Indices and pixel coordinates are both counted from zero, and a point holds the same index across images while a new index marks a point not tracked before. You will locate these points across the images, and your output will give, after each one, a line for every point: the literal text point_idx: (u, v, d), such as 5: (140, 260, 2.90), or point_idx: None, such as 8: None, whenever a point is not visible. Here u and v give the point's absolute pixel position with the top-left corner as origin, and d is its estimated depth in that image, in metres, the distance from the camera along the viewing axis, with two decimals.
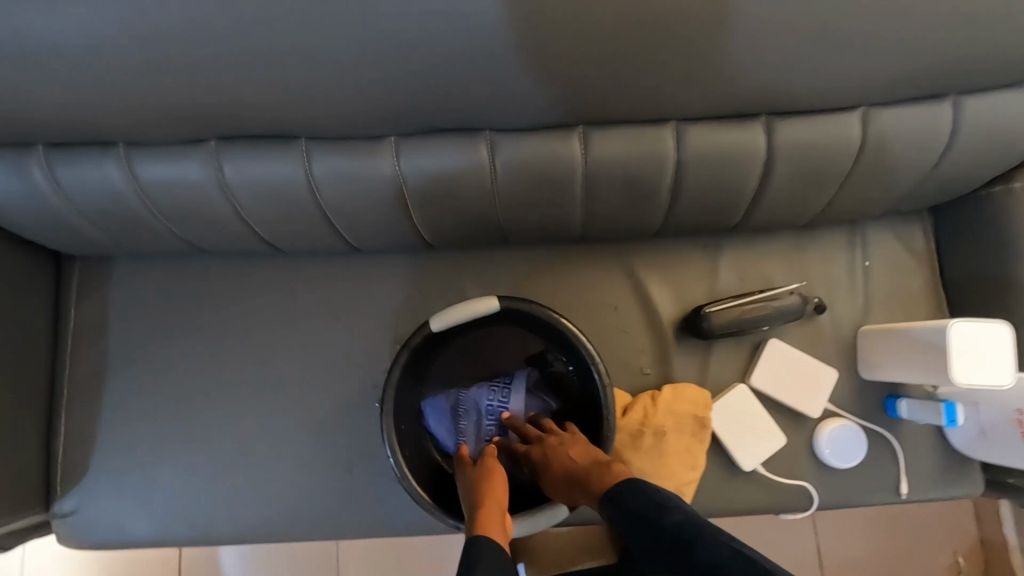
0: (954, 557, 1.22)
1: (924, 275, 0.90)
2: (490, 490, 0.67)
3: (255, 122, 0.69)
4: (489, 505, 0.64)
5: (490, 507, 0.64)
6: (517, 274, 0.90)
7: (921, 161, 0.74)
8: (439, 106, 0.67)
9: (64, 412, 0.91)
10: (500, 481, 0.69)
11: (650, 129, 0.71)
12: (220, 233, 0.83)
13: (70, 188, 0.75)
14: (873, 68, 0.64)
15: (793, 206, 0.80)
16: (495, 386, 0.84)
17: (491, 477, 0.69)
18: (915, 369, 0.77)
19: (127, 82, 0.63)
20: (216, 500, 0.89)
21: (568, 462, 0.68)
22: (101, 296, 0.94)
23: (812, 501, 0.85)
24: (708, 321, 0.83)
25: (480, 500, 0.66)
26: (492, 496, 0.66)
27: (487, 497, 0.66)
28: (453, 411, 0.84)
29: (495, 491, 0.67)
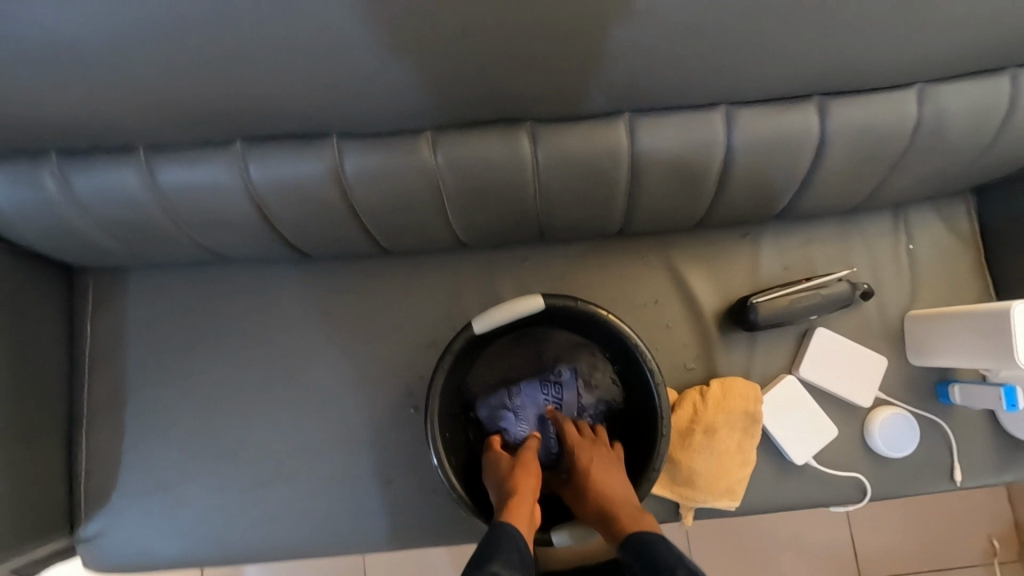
0: (989, 540, 1.23)
1: (969, 256, 0.88)
2: (525, 481, 0.67)
3: (285, 120, 0.65)
4: (522, 497, 0.65)
5: (525, 500, 0.65)
6: (554, 270, 0.87)
7: (978, 137, 0.71)
8: (481, 96, 0.63)
9: (85, 432, 0.87)
10: (533, 473, 0.69)
11: (699, 114, 0.68)
12: (244, 238, 0.79)
13: (85, 196, 0.71)
14: (937, 41, 0.61)
15: (842, 189, 0.77)
16: (548, 381, 0.82)
17: (528, 469, 0.69)
18: (973, 354, 0.75)
19: (150, 84, 0.59)
20: (247, 518, 0.85)
21: (609, 488, 0.67)
22: (118, 310, 0.90)
23: (866, 492, 0.82)
24: (756, 313, 0.80)
25: (514, 489, 0.66)
26: (528, 488, 0.66)
27: (522, 487, 0.66)
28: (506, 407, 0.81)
29: (530, 483, 0.67)
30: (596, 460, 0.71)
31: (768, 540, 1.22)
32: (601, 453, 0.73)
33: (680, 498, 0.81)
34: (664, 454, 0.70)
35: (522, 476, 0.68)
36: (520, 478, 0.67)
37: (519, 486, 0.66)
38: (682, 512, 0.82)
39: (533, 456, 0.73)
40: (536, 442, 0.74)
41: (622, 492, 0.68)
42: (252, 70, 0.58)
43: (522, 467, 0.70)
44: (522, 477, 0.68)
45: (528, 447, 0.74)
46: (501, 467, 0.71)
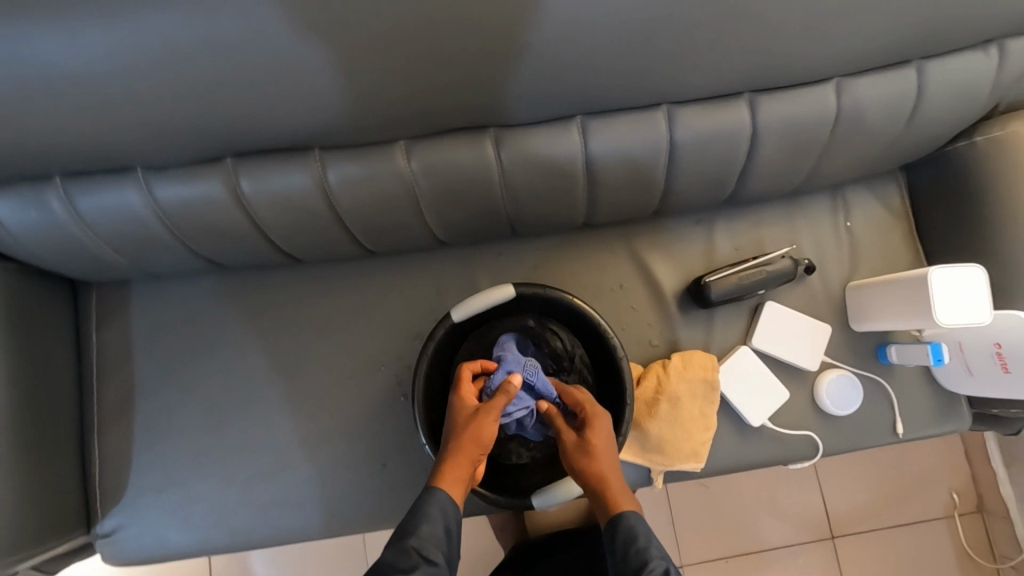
0: (950, 493, 1.33)
1: (902, 230, 0.97)
2: (468, 449, 0.66)
3: (272, 136, 0.72)
4: (460, 465, 0.65)
5: (462, 467, 0.65)
6: (526, 262, 0.95)
7: (894, 123, 0.80)
8: (447, 107, 0.71)
9: (97, 436, 0.94)
10: (480, 443, 0.67)
11: (643, 114, 0.75)
12: (238, 247, 0.86)
13: (89, 214, 0.78)
14: (845, 41, 0.69)
15: (779, 175, 0.86)
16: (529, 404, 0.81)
17: (478, 434, 0.68)
18: (901, 317, 0.83)
19: (150, 110, 0.66)
20: (255, 506, 0.92)
21: (594, 466, 0.68)
22: (122, 320, 0.96)
23: (818, 448, 0.91)
24: (710, 290, 0.89)
25: (455, 454, 0.66)
26: (469, 457, 0.66)
27: (464, 456, 0.66)
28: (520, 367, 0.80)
29: (472, 454, 0.66)
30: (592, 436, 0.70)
31: (744, 504, 1.31)
32: (602, 428, 0.72)
33: (651, 463, 0.88)
34: (628, 421, 0.78)
35: (465, 443, 0.67)
36: (465, 446, 0.67)
37: (460, 454, 0.66)
38: (653, 476, 0.90)
39: (488, 423, 0.68)
40: (506, 403, 0.70)
41: (609, 470, 0.68)
42: (241, 93, 0.65)
43: (471, 433, 0.68)
44: (467, 445, 0.67)
45: (491, 407, 0.70)
46: (452, 424, 0.70)
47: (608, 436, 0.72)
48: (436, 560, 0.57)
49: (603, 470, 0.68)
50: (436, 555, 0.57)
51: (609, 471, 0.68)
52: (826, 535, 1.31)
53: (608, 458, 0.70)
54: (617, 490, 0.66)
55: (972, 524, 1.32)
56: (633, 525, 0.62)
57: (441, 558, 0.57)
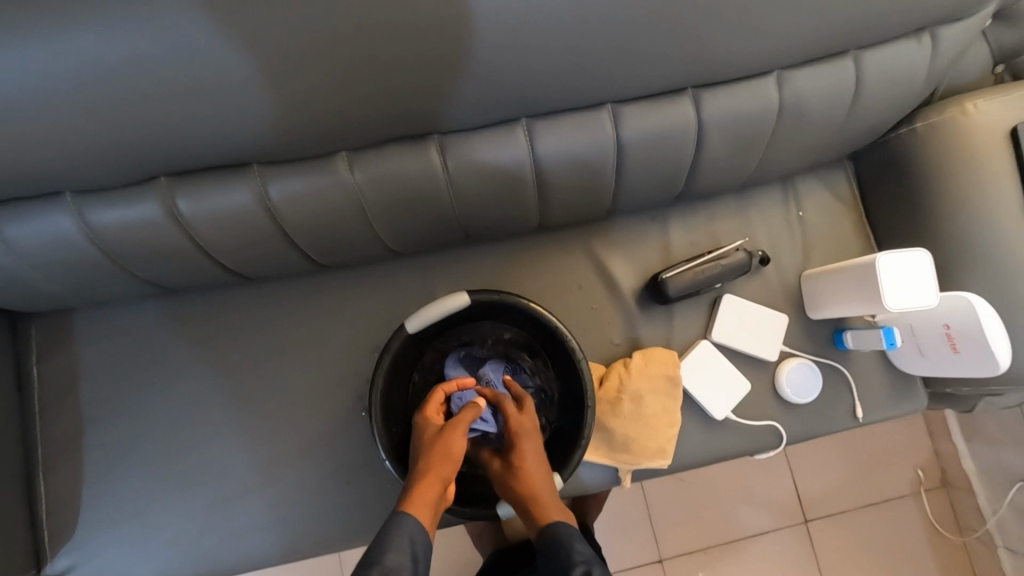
0: (916, 471, 1.36)
1: (852, 217, 0.99)
2: (437, 466, 0.65)
3: (207, 154, 0.70)
4: (429, 485, 0.63)
5: (430, 488, 0.63)
6: (483, 268, 0.94)
7: (836, 112, 0.81)
8: (389, 116, 0.70)
9: (44, 473, 0.89)
10: (451, 459, 0.66)
11: (589, 114, 0.75)
12: (183, 268, 0.83)
13: (18, 243, 0.74)
14: (780, 35, 0.70)
15: (729, 169, 0.86)
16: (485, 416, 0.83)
17: (446, 450, 0.66)
18: (855, 304, 0.85)
19: (73, 133, 0.63)
20: (216, 534, 0.89)
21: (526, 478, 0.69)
22: (67, 351, 0.92)
23: (782, 437, 0.92)
24: (666, 287, 0.89)
25: (424, 473, 0.65)
26: (438, 475, 0.64)
27: (432, 474, 0.64)
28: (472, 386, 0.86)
29: (442, 472, 0.65)
30: (525, 458, 0.71)
31: (718, 494, 1.32)
32: (532, 451, 0.72)
33: (617, 462, 0.88)
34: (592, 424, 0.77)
35: (436, 460, 0.66)
36: (434, 465, 0.65)
37: (429, 473, 0.64)
38: (621, 475, 0.89)
39: (455, 440, 0.68)
40: (473, 416, 0.70)
41: (545, 487, 0.69)
42: (170, 110, 0.63)
43: (441, 448, 0.67)
44: (436, 462, 0.66)
45: (460, 421, 0.69)
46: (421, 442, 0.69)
47: (541, 455, 0.72)
48: None
49: (540, 485, 0.68)
50: None
51: (541, 483, 0.69)
52: (799, 519, 1.33)
53: (545, 476, 0.70)
54: (550, 503, 0.67)
55: (938, 499, 1.36)
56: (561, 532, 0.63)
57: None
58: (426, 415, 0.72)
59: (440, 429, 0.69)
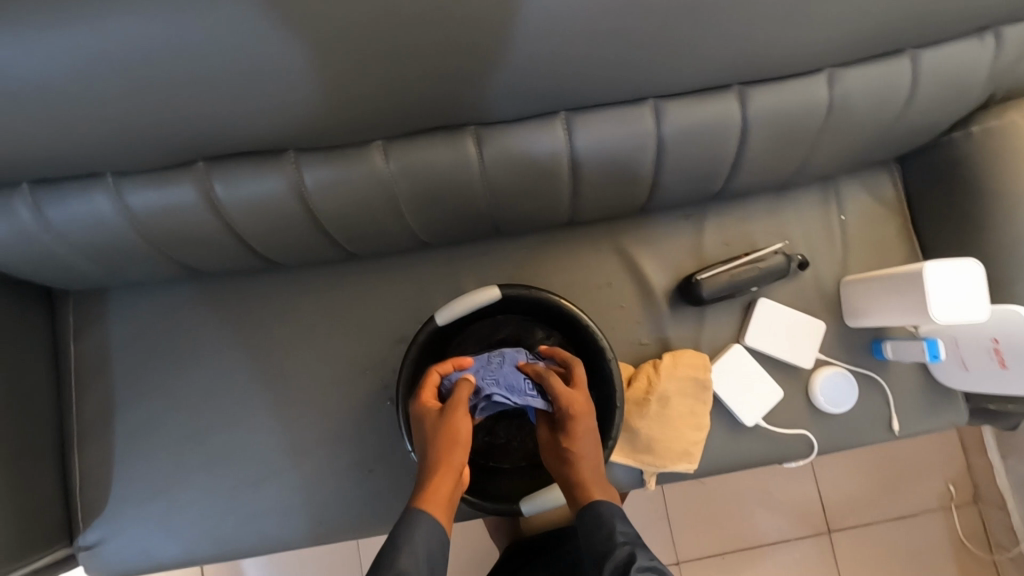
0: (946, 485, 1.32)
1: (897, 222, 0.95)
2: (449, 455, 0.64)
3: (245, 139, 0.70)
4: (442, 476, 0.63)
5: (442, 479, 0.63)
6: (513, 261, 0.93)
7: (887, 113, 0.78)
8: (428, 106, 0.69)
9: (77, 447, 0.91)
10: (462, 443, 0.66)
11: (629, 109, 0.73)
12: (216, 253, 0.83)
13: (59, 223, 0.75)
14: (836, 31, 0.67)
15: (770, 169, 0.84)
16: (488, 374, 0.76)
17: (455, 436, 0.66)
18: (897, 314, 0.82)
19: (115, 115, 0.64)
20: (241, 515, 0.90)
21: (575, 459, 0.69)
22: (101, 329, 0.94)
23: (813, 446, 0.90)
24: (700, 288, 0.87)
25: (437, 463, 0.64)
26: (449, 465, 0.64)
27: (446, 465, 0.64)
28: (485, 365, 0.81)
29: (457, 457, 0.65)
30: (574, 438, 0.70)
31: (740, 500, 1.30)
32: (582, 431, 0.71)
33: (642, 464, 0.87)
34: (617, 422, 0.77)
35: (450, 447, 0.65)
36: (448, 452, 0.64)
37: (440, 463, 0.64)
38: (645, 477, 0.88)
39: (459, 423, 0.67)
40: (468, 393, 0.69)
41: (590, 467, 0.69)
42: (210, 95, 0.63)
43: (447, 435, 0.66)
44: (446, 450, 0.65)
45: (460, 402, 0.69)
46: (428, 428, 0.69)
47: (593, 434, 0.71)
48: None
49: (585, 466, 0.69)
50: None
51: (588, 467, 0.69)
52: (822, 528, 1.31)
53: (592, 454, 0.71)
54: (591, 482, 0.68)
55: (968, 515, 1.32)
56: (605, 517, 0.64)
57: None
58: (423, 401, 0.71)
59: (441, 412, 0.69)
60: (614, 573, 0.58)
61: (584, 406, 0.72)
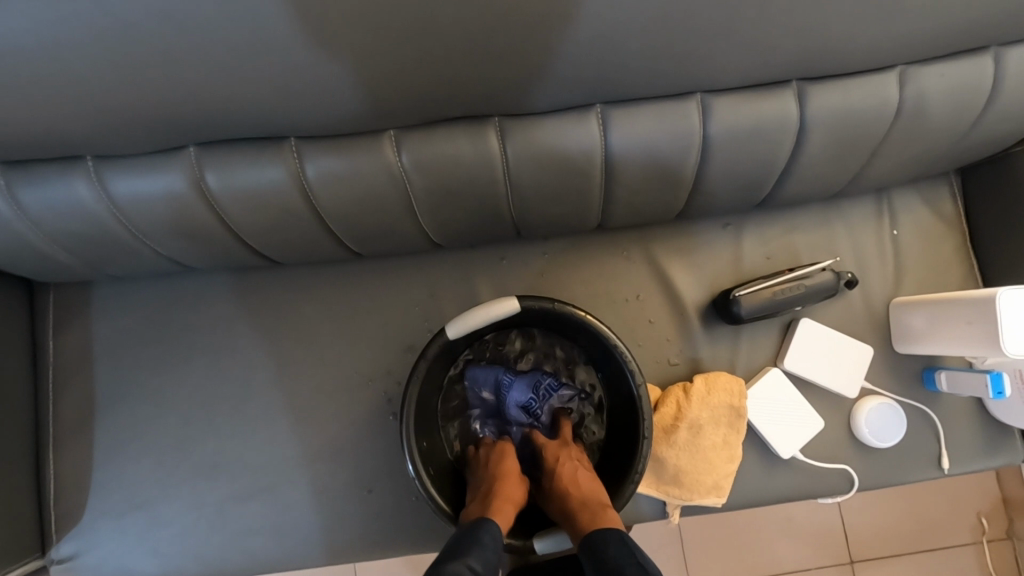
0: (978, 518, 1.24)
1: (955, 239, 0.87)
2: (510, 490, 0.67)
3: (242, 124, 0.62)
4: (503, 505, 0.64)
5: (505, 508, 0.64)
6: (532, 268, 0.85)
7: (963, 119, 0.69)
8: (448, 95, 0.61)
9: (54, 451, 0.85)
10: (521, 487, 0.69)
11: (674, 104, 0.65)
12: (209, 248, 0.76)
13: (35, 210, 0.68)
14: (918, 24, 0.58)
15: (825, 176, 0.75)
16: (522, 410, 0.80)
17: (511, 479, 0.69)
18: (958, 342, 0.74)
19: (93, 92, 0.56)
20: (228, 532, 0.83)
21: (571, 477, 0.69)
22: (84, 325, 0.87)
23: (853, 484, 0.82)
24: (739, 306, 0.79)
25: (492, 494, 0.66)
26: (510, 496, 0.66)
27: (503, 496, 0.66)
28: (496, 389, 0.79)
29: (514, 495, 0.67)
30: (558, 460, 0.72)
31: (758, 526, 1.23)
32: (567, 454, 0.72)
33: (667, 496, 0.79)
34: (648, 452, 0.69)
35: (509, 484, 0.68)
36: (507, 486, 0.67)
37: (498, 492, 0.66)
38: (669, 510, 0.80)
39: (512, 465, 0.71)
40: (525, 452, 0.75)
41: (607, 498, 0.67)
42: (202, 72, 0.55)
43: (506, 473, 0.69)
44: (506, 483, 0.68)
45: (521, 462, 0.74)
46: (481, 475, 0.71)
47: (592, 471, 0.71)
48: None
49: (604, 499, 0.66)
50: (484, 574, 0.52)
51: (588, 482, 0.68)
52: (845, 560, 1.23)
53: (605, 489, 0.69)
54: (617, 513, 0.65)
55: (1001, 552, 1.23)
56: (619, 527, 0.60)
57: None
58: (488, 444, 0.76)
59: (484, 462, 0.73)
60: None
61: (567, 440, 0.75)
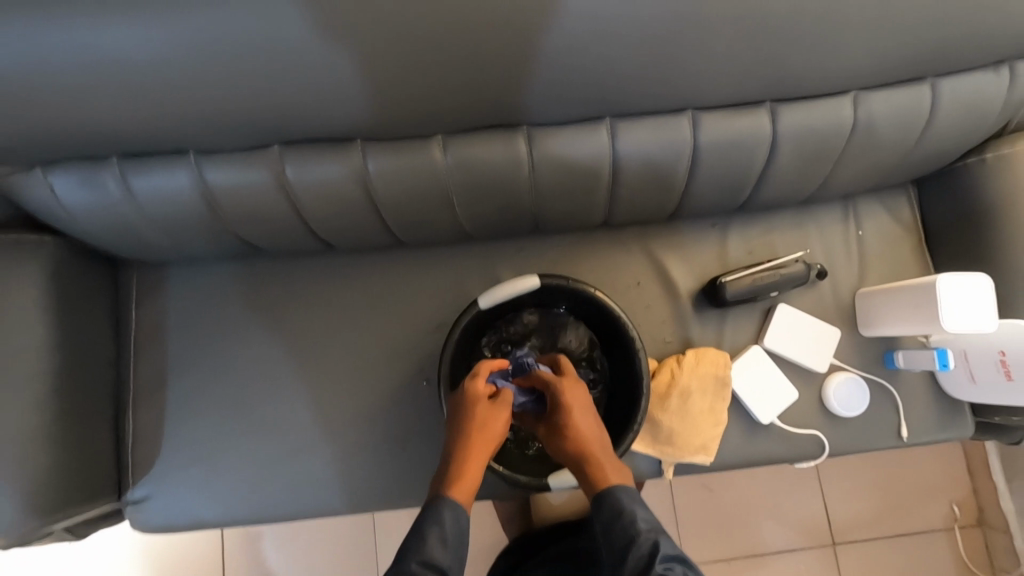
0: (951, 506, 1.35)
1: (913, 241, 1.01)
2: (480, 446, 0.70)
3: (320, 126, 0.77)
4: (471, 469, 0.68)
5: (471, 472, 0.68)
6: (549, 257, 0.99)
7: (908, 136, 0.84)
8: (488, 106, 0.76)
9: (131, 407, 0.98)
10: (492, 438, 0.71)
11: (669, 118, 0.80)
12: (277, 231, 0.90)
13: (142, 195, 0.82)
14: (863, 57, 0.73)
15: (797, 182, 0.90)
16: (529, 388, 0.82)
17: (482, 431, 0.71)
18: (910, 323, 0.87)
19: (207, 99, 0.70)
20: (280, 479, 0.96)
21: (579, 431, 0.71)
22: (160, 299, 1.01)
23: (823, 448, 0.94)
24: (725, 291, 0.92)
25: (466, 451, 0.69)
26: (481, 453, 0.69)
27: (475, 454, 0.69)
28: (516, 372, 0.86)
29: (484, 449, 0.70)
30: (569, 412, 0.72)
31: (748, 507, 1.34)
32: (578, 405, 0.73)
33: (662, 454, 0.92)
34: (644, 409, 0.81)
35: (478, 438, 0.70)
36: (477, 444, 0.70)
37: (473, 451, 0.69)
38: (664, 467, 0.93)
39: (491, 418, 0.72)
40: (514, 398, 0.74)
41: (595, 446, 0.71)
42: (296, 84, 0.70)
43: (483, 430, 0.71)
44: (480, 440, 0.70)
45: (498, 400, 0.74)
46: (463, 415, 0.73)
47: (588, 408, 0.74)
48: (443, 566, 0.60)
49: (593, 457, 0.70)
50: (442, 561, 0.61)
51: (594, 438, 0.72)
52: (827, 540, 1.34)
53: (594, 436, 0.72)
54: (607, 467, 0.69)
55: (972, 537, 1.35)
56: (622, 498, 0.66)
57: (450, 564, 0.61)
58: (475, 379, 0.75)
59: (472, 402, 0.73)
60: (638, 562, 0.60)
61: (573, 387, 0.75)
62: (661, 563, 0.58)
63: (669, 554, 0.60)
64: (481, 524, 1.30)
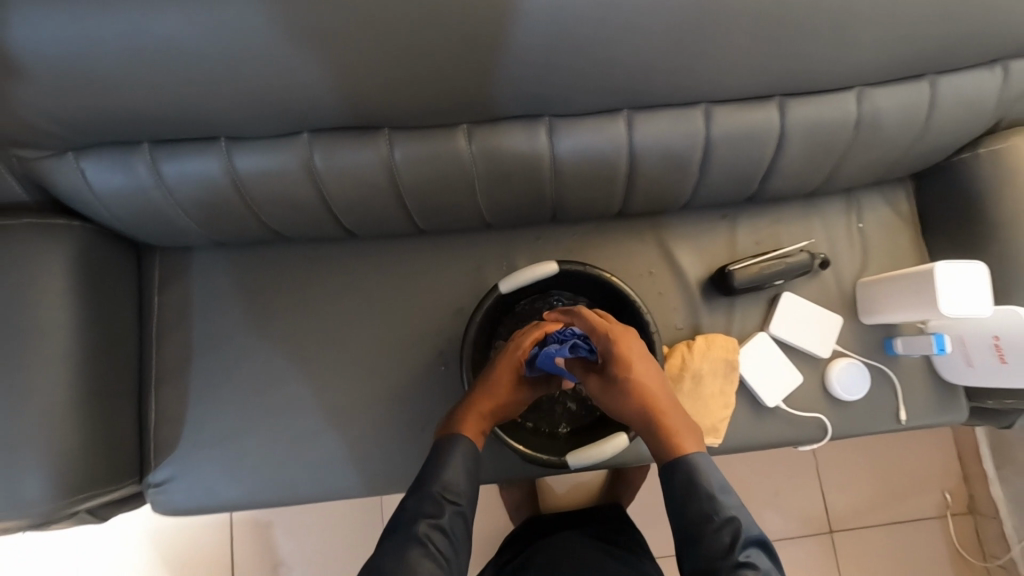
0: (944, 494, 1.40)
1: (910, 233, 1.05)
2: (492, 394, 0.76)
3: (350, 114, 0.79)
4: (477, 413, 0.74)
5: (478, 416, 0.74)
6: (563, 246, 1.03)
7: (909, 130, 0.88)
8: (512, 97, 0.79)
9: (154, 390, 1.00)
10: (503, 389, 0.77)
11: (684, 110, 0.83)
12: (302, 218, 0.92)
13: (173, 182, 0.84)
14: (869, 53, 0.77)
15: (803, 174, 0.94)
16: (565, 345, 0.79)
17: (497, 383, 0.77)
18: (909, 309, 0.91)
19: (244, 85, 0.73)
20: (300, 461, 0.98)
21: (644, 388, 0.71)
22: (182, 284, 1.03)
23: (826, 431, 0.98)
24: (733, 278, 0.96)
25: (478, 398, 0.76)
26: (492, 401, 0.76)
27: (486, 401, 0.76)
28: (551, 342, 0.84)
29: (494, 398, 0.76)
30: (633, 370, 0.71)
31: (748, 496, 1.38)
32: (637, 360, 0.73)
33: None
34: None
35: (491, 388, 0.76)
36: (489, 394, 0.76)
37: (485, 398, 0.76)
38: None
39: (506, 375, 0.78)
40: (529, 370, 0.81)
41: (663, 402, 0.71)
42: (331, 71, 0.73)
43: (497, 382, 0.77)
44: (493, 390, 0.76)
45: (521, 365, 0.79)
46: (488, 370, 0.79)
47: (648, 362, 0.73)
48: (457, 495, 0.68)
49: (663, 415, 0.69)
50: (455, 490, 0.68)
51: (659, 394, 0.71)
52: (824, 528, 1.38)
53: (658, 390, 0.72)
54: (678, 428, 0.69)
55: (963, 524, 1.39)
56: (697, 460, 0.66)
57: (464, 493, 0.68)
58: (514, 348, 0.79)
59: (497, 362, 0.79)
60: (715, 542, 0.63)
61: (629, 341, 0.74)
62: (742, 553, 0.62)
63: (750, 537, 0.63)
64: (489, 511, 1.32)
